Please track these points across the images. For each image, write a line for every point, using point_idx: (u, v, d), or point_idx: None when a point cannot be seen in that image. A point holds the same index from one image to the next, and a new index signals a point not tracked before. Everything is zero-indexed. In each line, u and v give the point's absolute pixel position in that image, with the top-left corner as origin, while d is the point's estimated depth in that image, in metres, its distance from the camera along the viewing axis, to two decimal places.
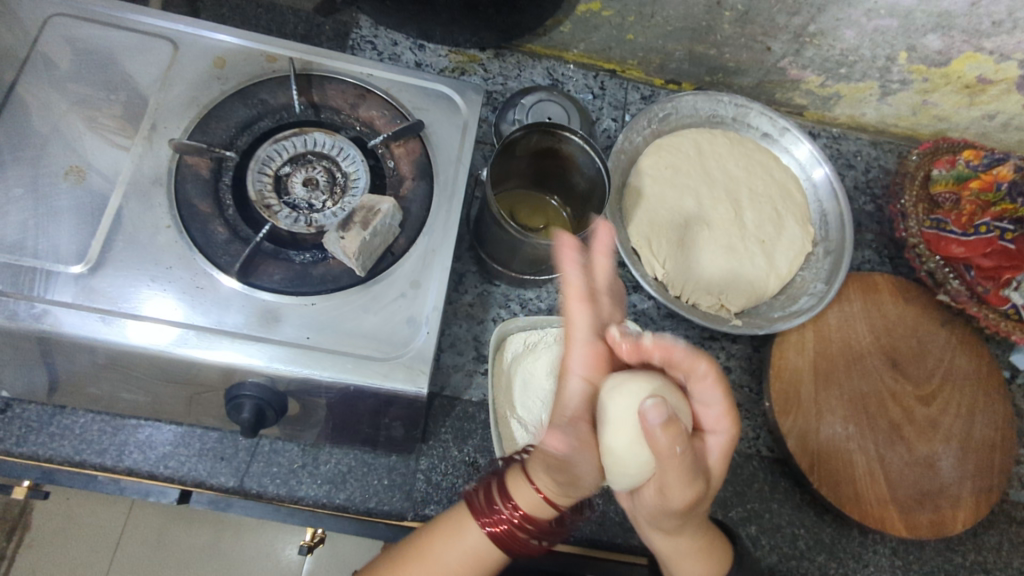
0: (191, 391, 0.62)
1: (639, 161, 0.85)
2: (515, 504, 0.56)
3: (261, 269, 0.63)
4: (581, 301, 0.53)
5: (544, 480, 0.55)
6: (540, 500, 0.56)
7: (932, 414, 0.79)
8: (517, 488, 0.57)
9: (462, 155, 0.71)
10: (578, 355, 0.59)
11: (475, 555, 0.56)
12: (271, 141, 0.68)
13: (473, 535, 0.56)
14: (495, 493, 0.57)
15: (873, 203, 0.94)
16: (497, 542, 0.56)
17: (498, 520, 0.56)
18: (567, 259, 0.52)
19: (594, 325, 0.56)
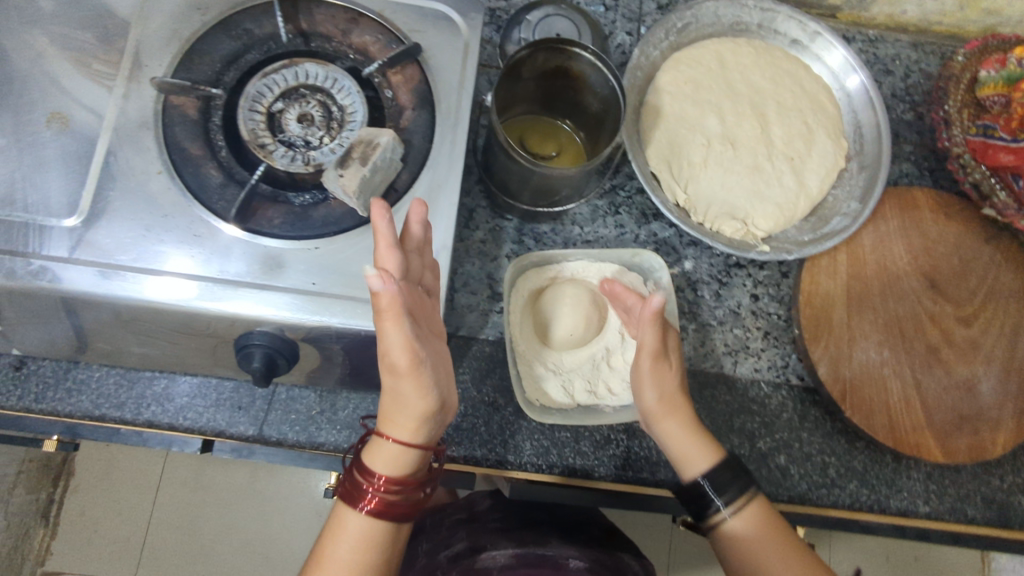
0: (200, 342, 0.61)
1: (657, 77, 0.79)
2: (376, 469, 0.56)
3: (259, 213, 0.60)
4: (396, 318, 0.51)
5: (399, 432, 0.56)
6: (398, 450, 0.56)
7: (972, 335, 0.75)
8: (373, 456, 0.56)
9: (464, 79, 0.66)
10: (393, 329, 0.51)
11: (362, 537, 0.55)
12: (259, 76, 0.63)
13: (353, 520, 0.55)
14: (354, 474, 0.56)
15: (912, 111, 0.87)
16: (378, 517, 0.55)
17: (368, 495, 0.55)
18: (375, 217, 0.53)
19: (413, 339, 0.53)
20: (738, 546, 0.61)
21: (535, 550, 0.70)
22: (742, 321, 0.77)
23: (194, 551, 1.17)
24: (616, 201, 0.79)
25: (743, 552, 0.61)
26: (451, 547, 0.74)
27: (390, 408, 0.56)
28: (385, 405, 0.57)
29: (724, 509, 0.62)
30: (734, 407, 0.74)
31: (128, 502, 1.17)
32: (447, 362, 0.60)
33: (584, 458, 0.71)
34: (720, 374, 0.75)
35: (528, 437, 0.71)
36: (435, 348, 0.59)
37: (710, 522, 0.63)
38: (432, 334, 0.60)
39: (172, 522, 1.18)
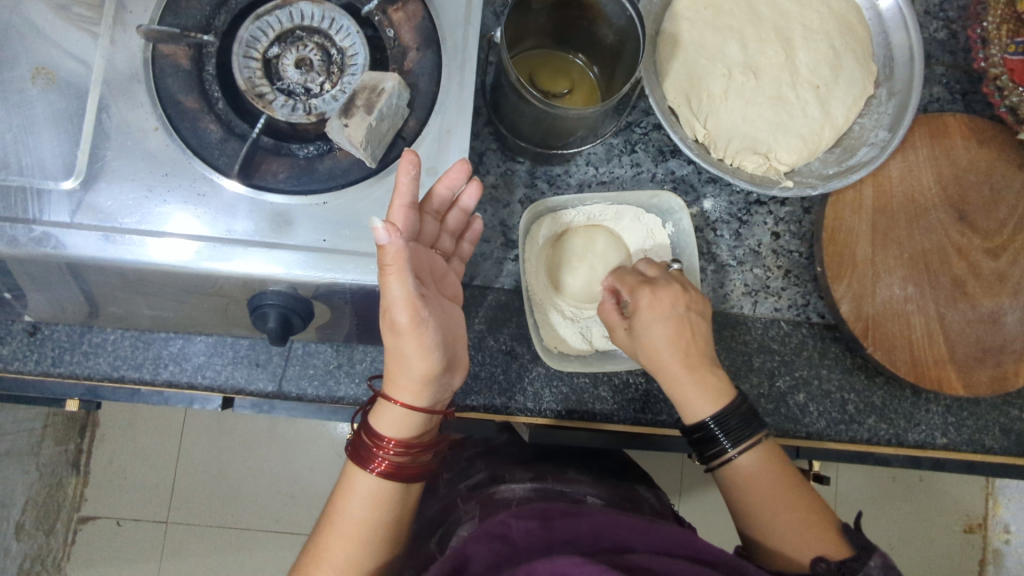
0: (212, 302, 0.60)
1: (674, 2, 0.74)
2: (385, 427, 0.57)
3: (263, 167, 0.57)
4: (400, 273, 0.50)
5: (404, 395, 0.56)
6: (402, 413, 0.56)
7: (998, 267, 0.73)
8: (379, 418, 0.57)
9: (470, 14, 0.61)
10: (398, 284, 0.50)
11: (372, 495, 0.57)
12: (252, 18, 0.60)
13: (363, 480, 0.57)
14: (363, 436, 0.57)
15: (946, 29, 0.81)
16: (387, 478, 0.57)
17: (378, 457, 0.57)
18: (401, 169, 0.53)
19: (417, 299, 0.51)
20: (738, 486, 0.59)
21: (554, 487, 0.68)
22: (762, 260, 0.75)
23: (223, 493, 1.22)
24: (631, 138, 0.75)
25: (745, 490, 0.59)
26: (467, 479, 0.74)
27: (394, 369, 0.56)
28: (388, 366, 0.56)
29: (733, 452, 0.59)
30: (754, 346, 0.73)
31: (153, 450, 1.21)
32: (455, 320, 0.59)
33: (603, 403, 0.71)
34: (740, 314, 0.74)
35: (546, 385, 0.71)
36: (443, 310, 0.58)
37: (717, 464, 0.60)
38: (441, 296, 0.59)
39: (198, 467, 1.21)
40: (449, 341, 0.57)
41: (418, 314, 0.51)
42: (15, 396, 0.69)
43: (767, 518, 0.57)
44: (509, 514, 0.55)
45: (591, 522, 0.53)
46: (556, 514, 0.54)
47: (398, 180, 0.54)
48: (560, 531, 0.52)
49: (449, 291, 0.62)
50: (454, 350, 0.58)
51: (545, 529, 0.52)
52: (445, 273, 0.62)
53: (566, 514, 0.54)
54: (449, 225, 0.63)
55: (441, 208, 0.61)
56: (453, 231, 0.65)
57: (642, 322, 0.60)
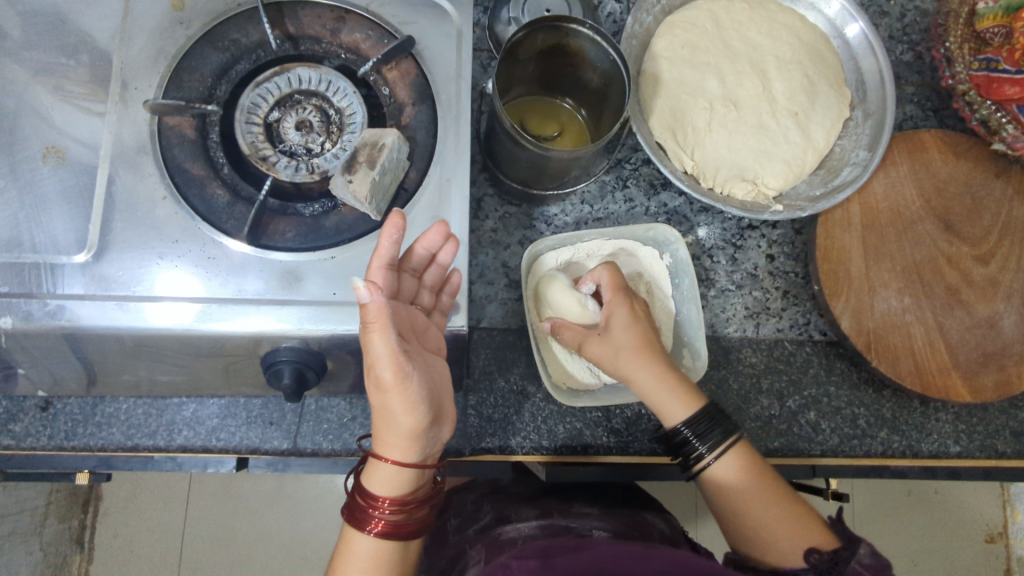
0: (226, 364, 0.61)
1: (653, 44, 0.77)
2: (375, 484, 0.57)
3: (271, 228, 0.58)
4: (382, 329, 0.51)
5: (393, 451, 0.56)
6: (394, 470, 0.57)
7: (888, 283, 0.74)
8: (370, 477, 0.58)
9: (462, 68, 0.64)
10: (380, 340, 0.51)
11: (373, 554, 0.57)
12: (252, 86, 0.62)
13: (362, 541, 0.57)
14: (356, 497, 0.58)
15: (911, 52, 0.85)
16: (384, 537, 0.57)
17: (376, 517, 0.57)
18: (385, 232, 0.55)
19: (399, 353, 0.52)
20: (718, 490, 0.60)
21: (561, 522, 0.68)
22: (760, 283, 0.76)
23: (231, 560, 1.19)
24: (622, 174, 0.77)
25: (723, 494, 0.60)
26: (477, 521, 0.74)
27: (381, 427, 0.56)
28: (376, 425, 0.57)
29: (711, 456, 0.60)
30: (762, 368, 0.74)
31: (162, 519, 1.19)
32: (440, 375, 0.59)
33: (617, 436, 0.71)
34: (743, 337, 0.75)
35: (560, 422, 0.71)
36: (427, 364, 0.58)
37: (699, 468, 0.61)
38: (426, 351, 0.60)
39: (204, 534, 1.19)
40: (434, 397, 0.57)
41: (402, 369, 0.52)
42: (28, 474, 0.69)
43: (746, 507, 0.58)
44: (510, 557, 0.55)
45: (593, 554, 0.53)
46: (557, 552, 0.54)
47: (380, 243, 0.55)
48: (559, 565, 0.52)
49: (432, 345, 0.61)
50: (441, 402, 0.58)
51: (546, 568, 0.52)
52: (425, 327, 0.62)
53: (567, 550, 0.54)
54: (427, 280, 0.63)
55: (421, 265, 0.62)
56: (433, 286, 0.64)
57: (597, 350, 0.62)
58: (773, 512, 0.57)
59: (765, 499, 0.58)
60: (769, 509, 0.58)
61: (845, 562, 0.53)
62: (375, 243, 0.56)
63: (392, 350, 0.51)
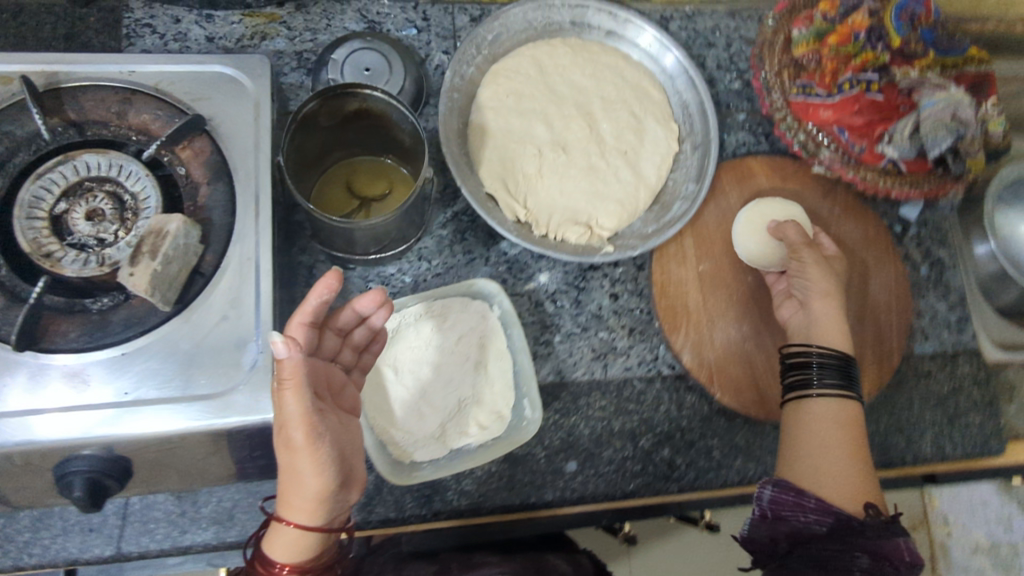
0: (14, 479, 0.57)
1: (478, 95, 0.77)
2: (276, 548, 0.54)
3: (51, 329, 0.56)
4: (297, 387, 0.50)
5: (298, 516, 0.53)
6: (296, 536, 0.54)
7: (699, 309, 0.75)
8: (272, 542, 0.55)
9: (260, 141, 0.62)
10: (292, 397, 0.50)
11: None
12: (32, 179, 0.59)
13: None
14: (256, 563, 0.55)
15: (740, 80, 0.87)
16: None
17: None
18: (315, 291, 0.55)
19: (314, 413, 0.51)
20: (806, 416, 0.65)
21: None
22: (606, 323, 0.76)
23: None
24: (460, 227, 0.77)
25: (812, 425, 0.65)
26: None
27: (287, 491, 0.53)
28: (282, 488, 0.53)
29: (813, 393, 0.66)
30: (612, 411, 0.74)
31: None
32: (352, 436, 0.58)
33: (469, 496, 0.70)
34: (592, 380, 0.74)
35: (407, 490, 0.69)
36: (342, 424, 0.57)
37: (793, 396, 0.67)
38: (343, 409, 0.59)
39: None
40: (346, 459, 0.55)
41: (312, 431, 0.51)
42: None
43: (830, 452, 0.63)
44: None
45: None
46: None
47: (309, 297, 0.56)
48: None
49: (348, 405, 0.60)
50: (350, 466, 0.56)
51: None
52: (342, 385, 0.61)
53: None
54: (354, 340, 0.64)
55: (345, 325, 0.63)
56: (357, 345, 0.65)
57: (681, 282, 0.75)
58: (853, 457, 0.63)
59: (850, 449, 0.63)
60: (856, 467, 0.62)
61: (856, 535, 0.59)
62: (303, 300, 0.56)
63: (307, 409, 0.51)
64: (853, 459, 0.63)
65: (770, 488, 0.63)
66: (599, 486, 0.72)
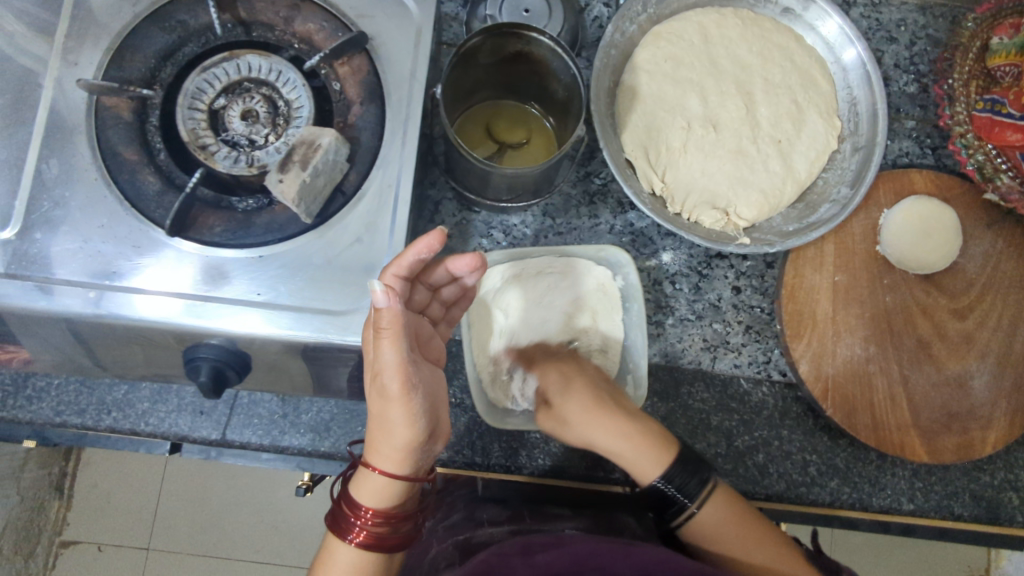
0: (147, 353, 0.60)
1: (635, 54, 0.73)
2: (363, 496, 0.53)
3: (199, 221, 0.57)
4: (394, 337, 0.49)
5: (386, 462, 0.53)
6: (384, 482, 0.53)
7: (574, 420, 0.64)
8: (359, 488, 0.54)
9: (417, 70, 0.61)
10: (388, 346, 0.49)
11: (355, 567, 0.53)
12: (198, 70, 0.60)
13: (344, 552, 0.53)
14: (341, 506, 0.54)
15: (916, 83, 0.79)
16: (366, 549, 0.53)
17: (356, 527, 0.53)
18: (415, 245, 0.52)
19: (409, 362, 0.50)
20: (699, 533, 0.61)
21: (534, 527, 0.62)
22: (722, 316, 0.73)
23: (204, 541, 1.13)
24: (590, 189, 0.74)
25: (715, 541, 0.61)
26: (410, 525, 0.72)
27: (377, 436, 0.53)
28: (370, 433, 0.53)
29: (693, 507, 0.61)
30: (712, 405, 0.71)
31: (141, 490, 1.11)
32: (437, 388, 0.57)
33: (553, 458, 0.70)
34: (697, 370, 0.72)
35: (495, 439, 0.69)
36: (431, 375, 0.57)
37: (681, 521, 0.62)
38: (428, 361, 0.59)
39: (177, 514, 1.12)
40: (432, 411, 0.55)
41: (406, 381, 0.50)
42: None
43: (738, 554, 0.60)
44: (490, 552, 0.52)
45: (571, 552, 0.50)
46: (538, 548, 0.52)
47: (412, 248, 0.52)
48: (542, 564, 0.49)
49: (432, 356, 0.60)
50: (437, 418, 0.56)
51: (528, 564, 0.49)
52: (429, 337, 0.60)
53: (548, 545, 0.52)
54: (445, 296, 0.62)
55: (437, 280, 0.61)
56: (445, 300, 0.64)
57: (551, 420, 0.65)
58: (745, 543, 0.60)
59: (754, 542, 0.60)
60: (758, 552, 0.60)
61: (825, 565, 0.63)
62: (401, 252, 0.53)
63: (401, 359, 0.49)
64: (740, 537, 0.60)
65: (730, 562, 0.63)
66: None
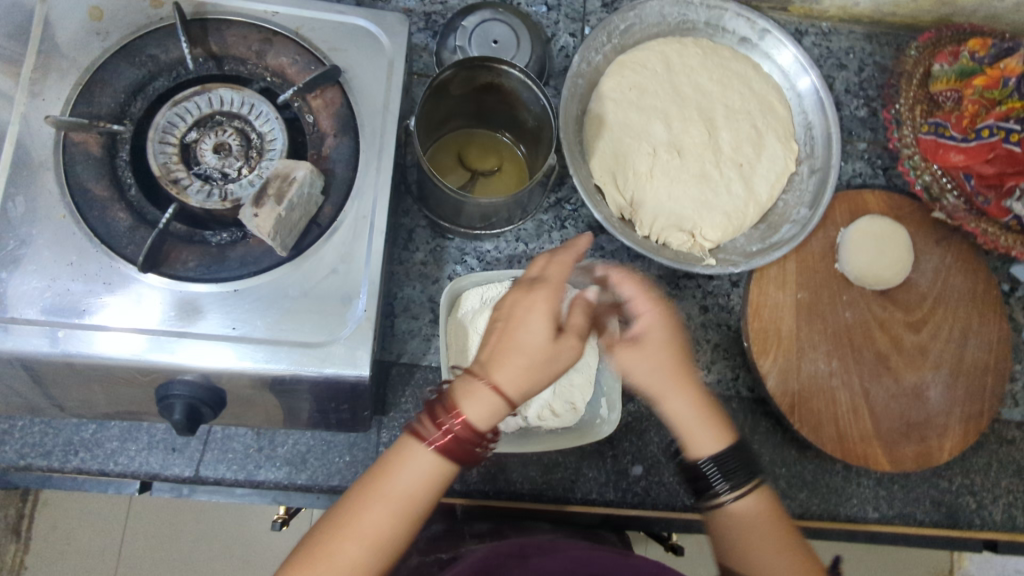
0: (117, 391, 0.58)
1: (601, 83, 0.76)
2: (469, 412, 0.46)
3: (171, 257, 0.57)
4: (585, 313, 0.51)
5: (514, 381, 0.47)
6: (504, 404, 0.47)
7: (672, 383, 0.56)
8: (469, 398, 0.47)
9: (390, 102, 0.62)
10: (579, 313, 0.51)
11: (416, 492, 0.46)
12: (170, 104, 0.59)
13: (414, 472, 0.46)
14: (442, 410, 0.46)
15: (866, 107, 0.84)
16: (443, 466, 0.46)
17: (443, 436, 0.46)
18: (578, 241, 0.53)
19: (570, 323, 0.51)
20: (733, 522, 0.53)
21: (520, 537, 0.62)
22: (692, 335, 0.75)
23: None
24: (562, 214, 0.76)
25: (743, 532, 0.52)
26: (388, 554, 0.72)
27: (517, 352, 0.47)
28: (508, 345, 0.48)
29: (729, 496, 0.53)
30: None
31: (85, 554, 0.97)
32: None
33: (532, 481, 0.70)
34: None
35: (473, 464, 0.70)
36: None
37: (710, 502, 0.55)
38: None
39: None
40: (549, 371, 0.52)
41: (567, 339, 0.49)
42: None
43: (758, 551, 0.51)
44: (488, 549, 0.52)
45: (566, 557, 0.51)
46: (534, 551, 0.52)
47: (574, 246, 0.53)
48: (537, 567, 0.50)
49: None
50: None
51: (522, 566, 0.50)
52: None
53: (543, 550, 0.52)
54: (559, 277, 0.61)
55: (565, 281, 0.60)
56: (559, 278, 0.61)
57: (630, 359, 0.56)
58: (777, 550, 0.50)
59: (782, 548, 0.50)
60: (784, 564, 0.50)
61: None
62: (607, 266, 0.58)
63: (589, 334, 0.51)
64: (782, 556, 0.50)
65: None
66: (661, 495, 0.71)
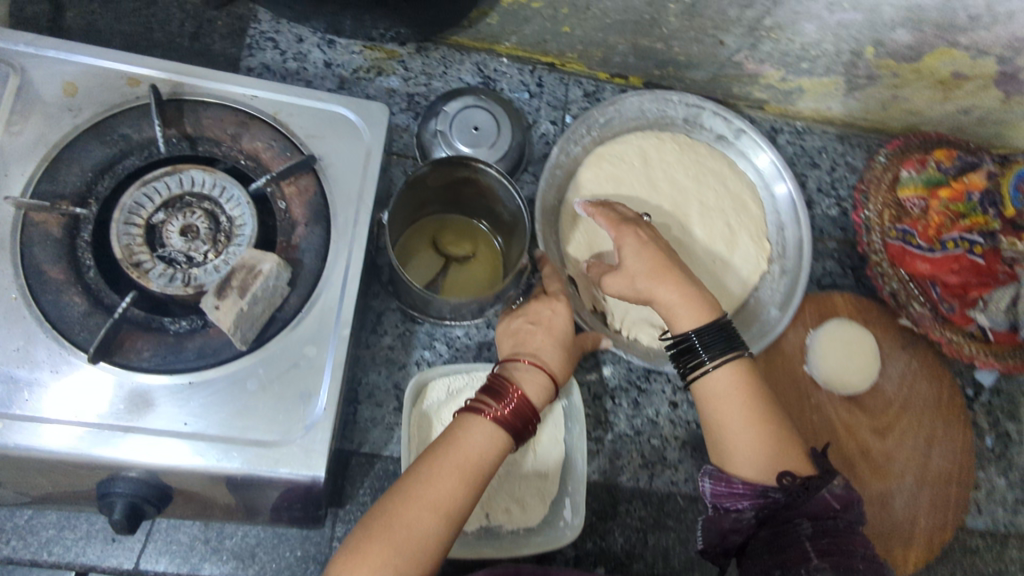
0: (57, 482, 0.55)
1: (579, 174, 0.76)
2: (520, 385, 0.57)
3: (125, 345, 0.54)
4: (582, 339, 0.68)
5: (548, 359, 0.61)
6: (544, 381, 0.59)
7: (652, 273, 0.61)
8: (521, 378, 0.58)
9: (365, 192, 0.61)
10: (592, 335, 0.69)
11: (486, 448, 0.54)
12: (138, 184, 0.58)
13: (473, 437, 0.54)
14: (492, 384, 0.57)
15: (837, 207, 0.85)
16: (503, 431, 0.55)
17: (505, 403, 0.56)
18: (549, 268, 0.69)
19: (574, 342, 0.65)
20: (712, 399, 0.59)
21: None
22: (660, 431, 0.74)
23: None
24: None
25: (718, 404, 0.59)
26: None
27: (543, 338, 0.63)
28: (529, 338, 0.62)
29: (710, 365, 0.59)
30: (649, 523, 0.72)
31: None
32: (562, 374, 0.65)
33: None
34: (636, 488, 0.72)
35: None
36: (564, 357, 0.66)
37: (695, 376, 0.61)
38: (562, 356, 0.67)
39: None
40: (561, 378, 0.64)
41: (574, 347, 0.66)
42: None
43: (730, 428, 0.58)
44: None
45: None
46: None
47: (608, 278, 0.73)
48: None
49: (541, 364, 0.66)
50: None
51: None
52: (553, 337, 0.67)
53: None
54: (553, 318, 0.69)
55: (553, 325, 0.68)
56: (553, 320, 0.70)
57: (612, 282, 0.63)
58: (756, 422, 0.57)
59: (754, 421, 0.57)
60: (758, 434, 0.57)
61: (818, 488, 0.54)
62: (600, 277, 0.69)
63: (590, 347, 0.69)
64: (759, 431, 0.57)
65: (707, 479, 0.60)
66: None
